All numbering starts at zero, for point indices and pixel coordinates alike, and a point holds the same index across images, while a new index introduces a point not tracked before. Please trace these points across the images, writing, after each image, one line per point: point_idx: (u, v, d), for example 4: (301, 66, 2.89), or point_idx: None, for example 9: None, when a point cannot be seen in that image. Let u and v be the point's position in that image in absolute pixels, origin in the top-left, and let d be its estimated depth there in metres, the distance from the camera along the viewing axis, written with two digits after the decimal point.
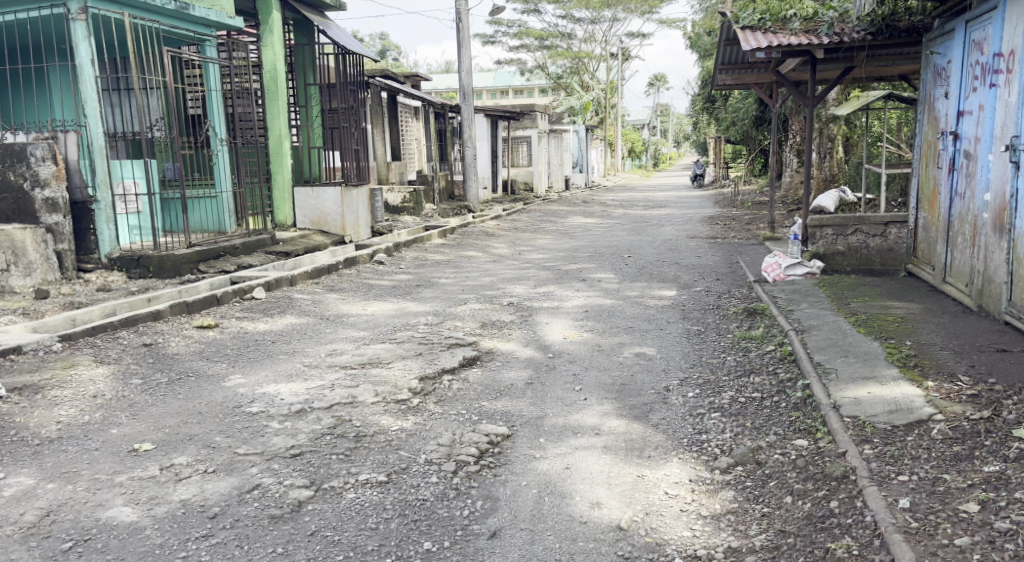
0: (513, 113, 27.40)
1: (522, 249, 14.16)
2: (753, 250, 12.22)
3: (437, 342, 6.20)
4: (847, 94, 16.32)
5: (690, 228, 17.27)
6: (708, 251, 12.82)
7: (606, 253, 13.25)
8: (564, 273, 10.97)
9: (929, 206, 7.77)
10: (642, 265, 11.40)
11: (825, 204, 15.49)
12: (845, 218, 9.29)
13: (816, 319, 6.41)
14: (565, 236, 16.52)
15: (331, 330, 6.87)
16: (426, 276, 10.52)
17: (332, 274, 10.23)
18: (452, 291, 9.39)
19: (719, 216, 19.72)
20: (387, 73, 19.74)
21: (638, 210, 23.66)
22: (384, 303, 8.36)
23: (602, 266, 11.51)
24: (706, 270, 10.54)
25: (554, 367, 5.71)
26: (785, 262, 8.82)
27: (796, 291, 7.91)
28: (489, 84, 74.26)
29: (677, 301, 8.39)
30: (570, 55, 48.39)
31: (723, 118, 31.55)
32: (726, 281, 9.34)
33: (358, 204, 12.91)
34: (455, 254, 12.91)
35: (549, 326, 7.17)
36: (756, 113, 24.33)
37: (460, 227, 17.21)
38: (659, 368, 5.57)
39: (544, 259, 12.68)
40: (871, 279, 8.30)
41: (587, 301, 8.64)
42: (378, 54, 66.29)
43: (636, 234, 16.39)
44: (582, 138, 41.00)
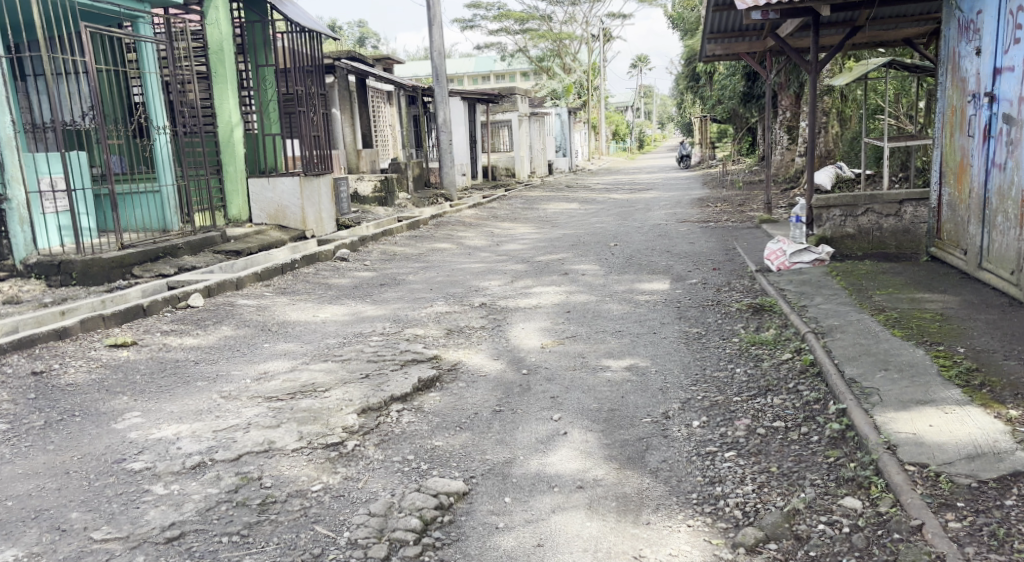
0: (491, 95, 26.30)
1: (499, 240, 13.18)
2: (749, 234, 11.28)
3: (390, 357, 5.24)
4: (842, 64, 15.37)
5: (679, 211, 16.34)
6: (700, 236, 11.87)
7: (590, 241, 12.31)
8: (544, 265, 10.02)
9: (955, 181, 6.82)
10: (630, 254, 10.44)
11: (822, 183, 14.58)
12: (855, 196, 8.34)
13: (837, 318, 5.46)
14: (547, 224, 15.55)
15: (269, 343, 5.89)
16: (392, 274, 9.56)
17: (287, 273, 9.23)
18: (418, 290, 8.43)
19: (709, 198, 18.81)
20: (354, 55, 18.64)
21: (624, 194, 22.70)
22: (339, 307, 7.38)
23: (586, 256, 10.56)
24: (700, 258, 9.58)
25: (527, 387, 4.75)
26: (790, 248, 7.87)
27: (806, 281, 6.96)
28: (469, 69, 72.96)
29: (671, 296, 7.43)
30: (551, 36, 47.22)
31: (709, 95, 30.56)
32: (724, 271, 8.38)
33: (319, 194, 11.87)
34: (427, 249, 11.94)
35: (523, 332, 6.20)
36: (743, 89, 23.37)
37: (435, 217, 16.20)
38: (652, 387, 4.61)
39: (523, 250, 11.72)
40: (888, 265, 7.36)
41: (569, 298, 7.68)
42: (356, 42, 65.04)
43: (623, 220, 15.44)
44: (566, 120, 40.00)
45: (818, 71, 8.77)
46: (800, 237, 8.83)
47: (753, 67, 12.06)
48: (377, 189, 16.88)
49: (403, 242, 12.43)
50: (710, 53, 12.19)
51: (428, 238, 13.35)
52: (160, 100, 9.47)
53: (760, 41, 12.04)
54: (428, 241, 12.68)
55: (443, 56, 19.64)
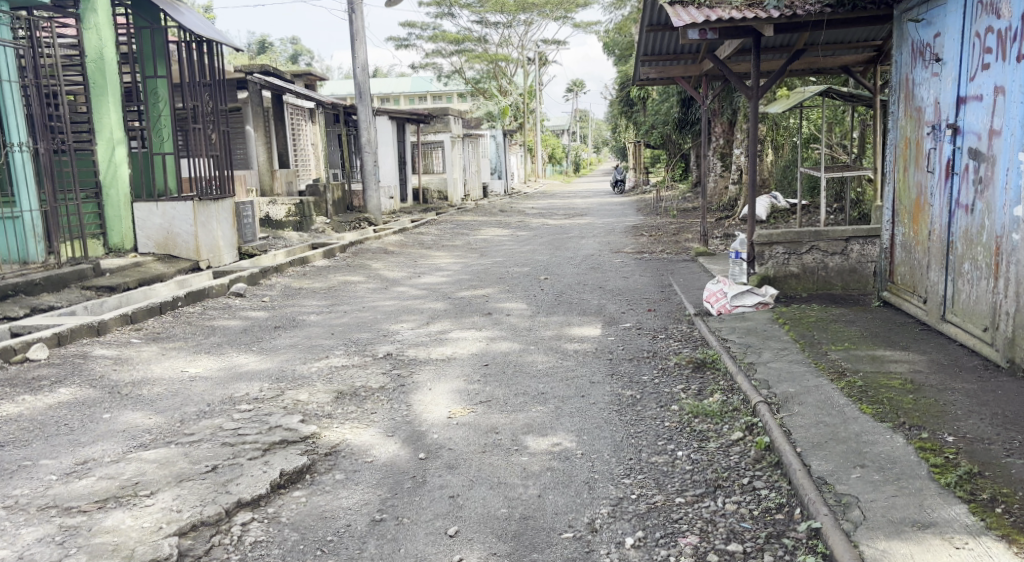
0: (422, 116, 25.39)
1: (421, 272, 12.23)
2: (687, 269, 10.57)
3: (254, 436, 4.26)
4: (776, 92, 14.94)
5: (613, 240, 15.66)
6: (635, 270, 11.12)
7: (517, 274, 11.46)
8: (464, 303, 9.12)
9: (910, 220, 6.10)
10: (559, 290, 9.60)
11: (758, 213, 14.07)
12: (799, 232, 7.65)
13: (790, 383, 4.64)
14: (474, 253, 14.67)
15: (113, 415, 4.85)
16: (291, 315, 8.53)
17: (168, 313, 8.15)
18: (316, 336, 7.44)
19: (644, 225, 18.20)
20: (268, 70, 17.55)
21: (557, 219, 21.98)
22: (217, 360, 6.34)
23: (512, 292, 9.68)
24: (634, 297, 8.79)
25: (419, 480, 3.81)
26: (731, 290, 7.10)
27: (751, 330, 6.19)
28: (405, 89, 71.98)
29: (602, 345, 6.58)
30: (487, 58, 46.65)
31: (643, 120, 30.20)
32: (661, 314, 7.58)
33: (216, 221, 10.98)
34: (338, 282, 10.92)
35: (429, 394, 5.26)
36: (678, 115, 22.99)
37: (354, 244, 15.15)
38: (573, 479, 3.71)
39: (443, 284, 10.79)
40: (837, 310, 6.65)
41: (487, 346, 6.77)
42: (291, 59, 63.58)
43: (555, 249, 14.66)
44: (501, 143, 39.35)
45: (758, 90, 8.03)
46: (740, 275, 8.09)
47: (688, 91, 11.45)
48: (290, 213, 15.79)
49: (312, 274, 11.40)
50: (643, 76, 11.53)
51: (341, 268, 12.30)
52: (18, 113, 8.32)
53: (695, 65, 11.43)
54: (340, 273, 11.67)
55: (366, 73, 18.67)
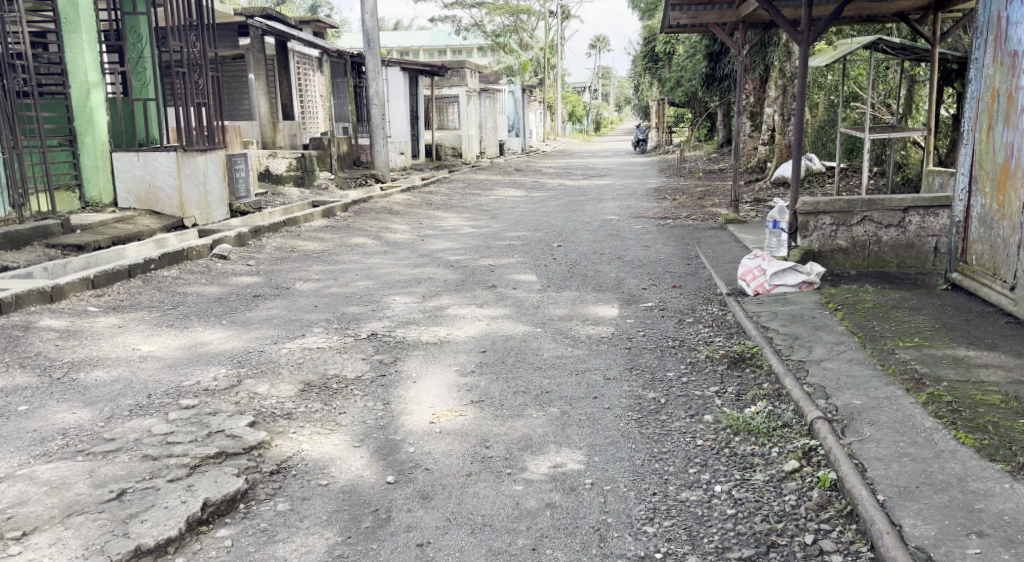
0: (437, 68, 24.33)
1: (427, 235, 11.38)
2: (715, 239, 9.66)
3: (184, 446, 3.42)
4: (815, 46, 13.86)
5: (634, 203, 14.73)
6: (658, 238, 10.20)
7: (530, 240, 10.58)
8: (469, 273, 8.25)
9: (994, 188, 5.20)
10: (574, 261, 8.71)
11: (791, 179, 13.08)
12: (850, 200, 6.70)
13: (855, 391, 3.74)
14: (485, 215, 13.80)
15: (32, 408, 4.03)
16: (277, 280, 7.70)
17: (139, 276, 7.34)
18: (298, 306, 6.60)
19: (667, 188, 17.23)
20: (271, 14, 16.67)
21: (575, 179, 21.01)
22: (177, 336, 5.52)
23: (523, 261, 8.81)
24: (656, 271, 7.89)
25: (382, 515, 2.98)
26: (771, 268, 6.19)
27: (797, 316, 5.29)
28: (425, 43, 70.53)
29: (621, 329, 5.70)
30: (508, 11, 45.33)
31: (667, 77, 29.04)
32: (688, 293, 6.68)
33: (204, 174, 10.10)
34: (335, 244, 10.07)
35: (414, 388, 4.42)
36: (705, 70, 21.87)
37: (358, 203, 14.30)
38: (579, 525, 2.88)
39: (448, 250, 9.92)
40: (896, 292, 5.73)
41: (489, 326, 5.91)
42: (309, 10, 62.31)
43: (571, 212, 13.75)
44: (520, 99, 38.20)
45: (798, 29, 7.03)
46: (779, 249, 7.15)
47: (723, 40, 10.43)
48: (291, 168, 14.93)
49: (309, 234, 10.56)
50: (673, 22, 10.58)
51: (341, 228, 11.44)
52: None
53: (732, 10, 10.39)
54: (340, 234, 10.83)
55: (375, 19, 17.66)
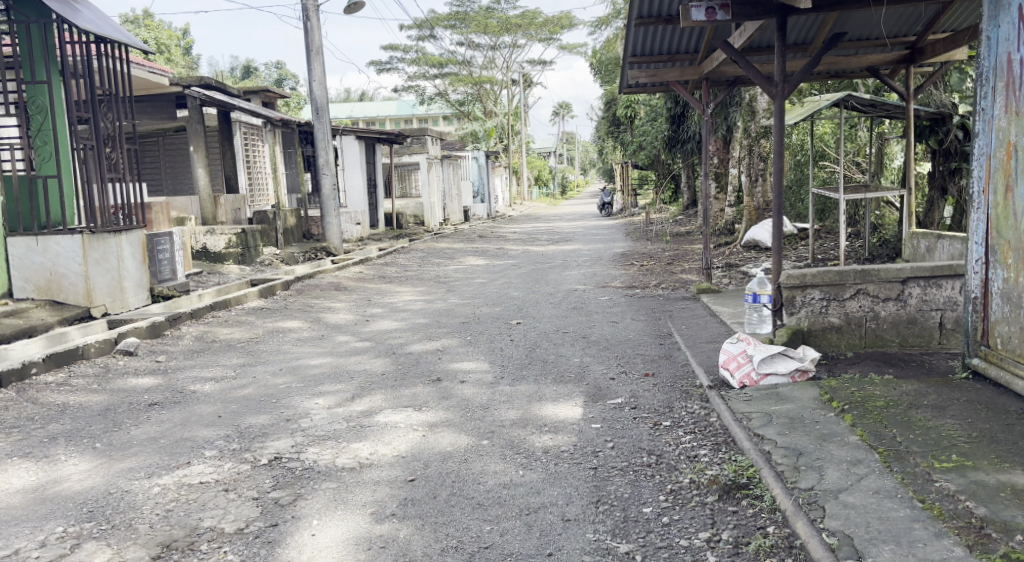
0: (394, 136, 23.59)
1: (373, 314, 10.38)
2: (688, 312, 8.74)
3: None
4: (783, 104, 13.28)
5: (600, 270, 13.88)
6: (626, 311, 9.27)
7: (485, 316, 9.62)
8: (411, 361, 7.23)
9: (1021, 259, 4.40)
10: (533, 342, 7.73)
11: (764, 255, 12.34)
12: (842, 271, 5.81)
13: (895, 546, 2.88)
14: (441, 288, 12.84)
15: None
16: (183, 384, 6.66)
17: (18, 382, 6.39)
18: (196, 421, 5.54)
19: (634, 253, 16.42)
20: (210, 84, 15.86)
21: (540, 245, 20.20)
22: (27, 471, 4.46)
23: (475, 344, 7.81)
24: (624, 353, 6.92)
25: None
26: (758, 354, 5.26)
27: (795, 422, 4.32)
28: (391, 113, 70.55)
29: (584, 437, 4.68)
30: (471, 80, 45.27)
31: (630, 140, 28.64)
32: (662, 385, 5.69)
33: (117, 256, 9.19)
34: (266, 331, 9.05)
35: (306, 548, 3.44)
36: (668, 133, 21.38)
37: (302, 279, 13.29)
38: None
39: (394, 332, 8.92)
40: (907, 382, 4.82)
41: (422, 438, 4.88)
42: (274, 84, 62.25)
43: (532, 283, 12.84)
44: (484, 165, 37.67)
45: (771, 77, 6.22)
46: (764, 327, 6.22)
47: (686, 99, 9.57)
48: (231, 245, 13.99)
49: (238, 322, 9.56)
50: (631, 81, 9.71)
51: (278, 311, 10.42)
52: None
53: (693, 67, 9.60)
54: (274, 319, 9.81)
55: (324, 88, 16.87)
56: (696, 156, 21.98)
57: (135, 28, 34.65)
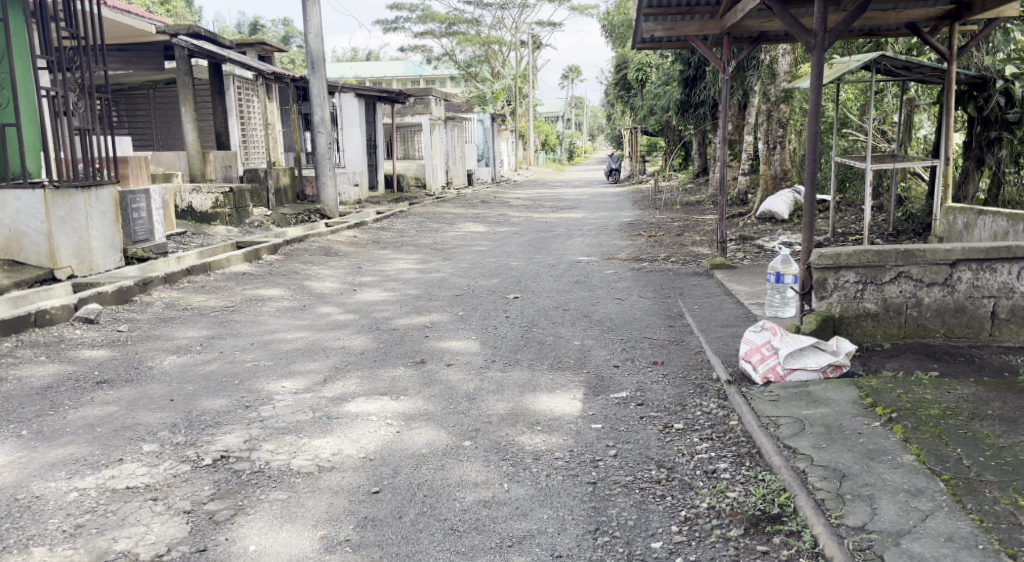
0: (396, 95, 22.75)
1: (362, 282, 9.71)
2: (700, 290, 8.04)
3: None
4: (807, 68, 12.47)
5: (605, 240, 13.17)
6: (633, 287, 8.58)
7: (481, 288, 8.94)
8: (396, 337, 6.55)
9: None
10: (531, 319, 7.06)
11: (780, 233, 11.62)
12: (882, 251, 5.09)
13: None
14: (438, 255, 12.16)
15: None
16: (140, 359, 5.99)
17: None
18: (144, 404, 4.86)
19: (642, 222, 15.69)
20: (199, 33, 15.06)
21: (544, 212, 19.46)
22: None
23: (466, 320, 7.15)
24: (630, 336, 6.24)
25: None
26: (785, 347, 4.59)
27: (832, 432, 3.65)
28: (398, 73, 69.38)
29: (581, 440, 4.02)
30: (479, 40, 44.19)
31: (640, 104, 27.73)
32: (674, 377, 5.01)
33: (85, 216, 8.62)
34: (243, 299, 8.39)
35: None
36: (680, 97, 20.52)
37: (292, 242, 12.61)
38: None
39: (381, 303, 8.25)
40: (962, 385, 4.15)
41: (396, 434, 4.23)
42: (279, 41, 61.13)
43: (533, 252, 12.14)
44: (489, 128, 36.76)
45: (807, 27, 5.45)
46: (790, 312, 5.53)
47: (705, 54, 8.85)
48: (218, 204, 13.30)
49: (216, 287, 8.90)
50: (648, 35, 9.14)
51: (261, 277, 9.76)
52: None
53: (715, 20, 8.89)
54: (255, 286, 9.15)
55: (320, 40, 16.03)
56: (708, 123, 21.14)
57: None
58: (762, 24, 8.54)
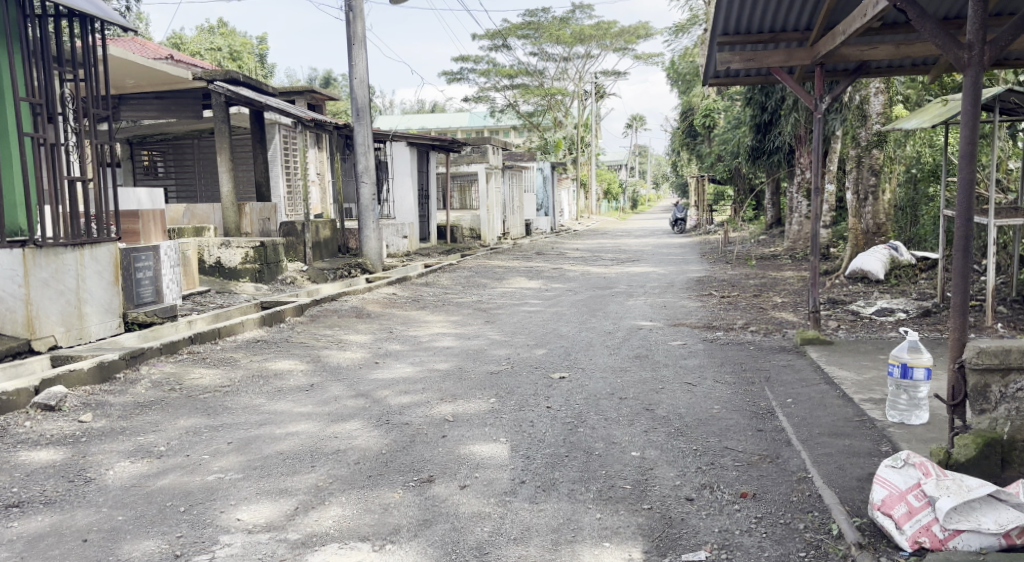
0: (450, 144, 21.76)
1: (390, 351, 8.43)
2: (791, 374, 6.51)
3: None
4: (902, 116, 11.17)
5: (670, 301, 11.71)
6: (707, 366, 7.09)
7: (524, 363, 7.57)
8: (406, 434, 5.19)
9: None
10: (578, 413, 5.62)
11: (878, 298, 10.01)
12: None
13: None
14: (482, 317, 10.85)
15: None
16: (82, 461, 4.73)
17: None
18: (46, 549, 3.65)
19: (713, 279, 14.17)
20: (237, 79, 14.09)
21: (604, 266, 18.06)
22: None
23: (500, 411, 5.76)
24: (708, 448, 4.77)
25: None
26: (946, 499, 3.30)
27: None
28: (461, 125, 69.40)
29: None
30: (542, 92, 43.44)
31: (707, 151, 26.30)
32: (775, 536, 3.55)
33: (75, 277, 7.54)
34: (246, 372, 7.15)
35: None
36: (750, 143, 19.04)
37: (322, 301, 11.45)
38: None
39: (403, 382, 6.93)
40: None
41: None
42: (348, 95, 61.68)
43: (589, 314, 10.73)
44: (550, 177, 35.68)
45: (957, 37, 4.05)
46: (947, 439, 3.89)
47: (791, 88, 7.31)
48: (248, 259, 12.28)
49: (220, 356, 7.70)
50: (722, 68, 7.66)
51: (276, 344, 8.55)
52: None
53: (804, 49, 7.39)
54: (264, 355, 7.93)
55: (366, 86, 15.00)
56: (782, 171, 19.56)
57: (210, 36, 33.92)
58: (864, 52, 7.05)
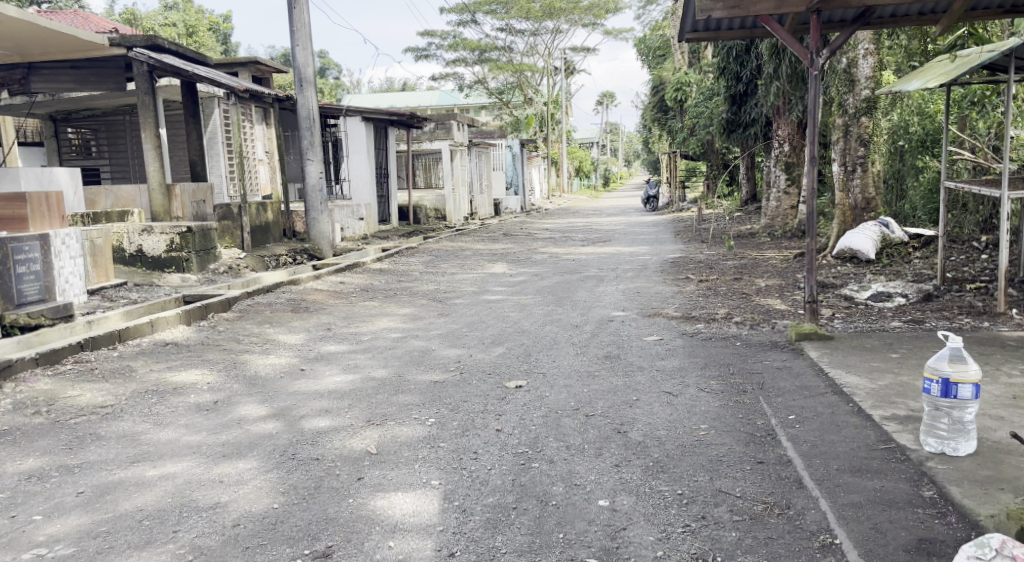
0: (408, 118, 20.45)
1: (321, 353, 7.26)
2: (789, 380, 5.43)
3: None
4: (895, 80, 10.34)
5: (645, 286, 10.62)
6: (688, 369, 6.00)
7: (473, 368, 6.42)
8: (311, 477, 4.04)
9: None
10: (533, 440, 4.50)
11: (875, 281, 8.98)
12: None
13: None
14: (435, 308, 9.70)
15: None
16: None
17: None
18: None
19: (690, 260, 13.08)
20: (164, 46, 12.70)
21: (572, 246, 16.94)
22: None
23: (435, 438, 4.62)
24: (697, 491, 3.69)
25: None
26: None
27: None
28: (429, 102, 67.71)
29: None
30: (510, 68, 41.98)
31: (680, 126, 25.21)
32: None
33: None
34: (138, 387, 5.96)
35: None
36: (727, 115, 17.93)
37: (257, 292, 10.23)
38: None
39: (326, 396, 5.75)
40: None
41: None
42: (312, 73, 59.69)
43: (555, 304, 9.59)
44: (519, 154, 34.38)
45: None
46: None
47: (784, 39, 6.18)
48: (174, 246, 10.97)
49: (114, 366, 6.50)
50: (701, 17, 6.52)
51: (189, 347, 7.35)
52: None
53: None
54: (169, 363, 6.74)
55: (310, 53, 13.66)
56: (760, 144, 18.48)
57: (163, 12, 32.16)
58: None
